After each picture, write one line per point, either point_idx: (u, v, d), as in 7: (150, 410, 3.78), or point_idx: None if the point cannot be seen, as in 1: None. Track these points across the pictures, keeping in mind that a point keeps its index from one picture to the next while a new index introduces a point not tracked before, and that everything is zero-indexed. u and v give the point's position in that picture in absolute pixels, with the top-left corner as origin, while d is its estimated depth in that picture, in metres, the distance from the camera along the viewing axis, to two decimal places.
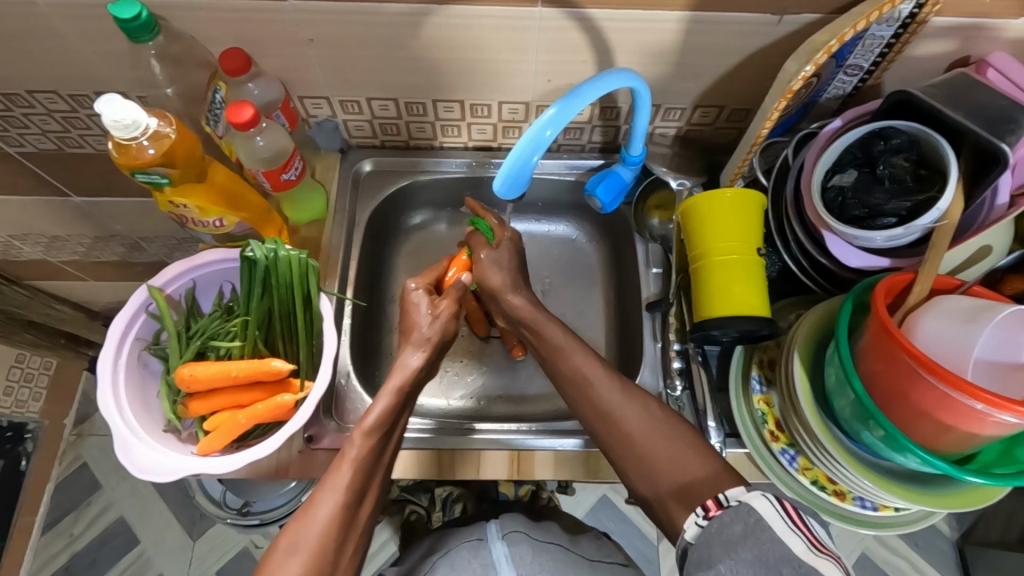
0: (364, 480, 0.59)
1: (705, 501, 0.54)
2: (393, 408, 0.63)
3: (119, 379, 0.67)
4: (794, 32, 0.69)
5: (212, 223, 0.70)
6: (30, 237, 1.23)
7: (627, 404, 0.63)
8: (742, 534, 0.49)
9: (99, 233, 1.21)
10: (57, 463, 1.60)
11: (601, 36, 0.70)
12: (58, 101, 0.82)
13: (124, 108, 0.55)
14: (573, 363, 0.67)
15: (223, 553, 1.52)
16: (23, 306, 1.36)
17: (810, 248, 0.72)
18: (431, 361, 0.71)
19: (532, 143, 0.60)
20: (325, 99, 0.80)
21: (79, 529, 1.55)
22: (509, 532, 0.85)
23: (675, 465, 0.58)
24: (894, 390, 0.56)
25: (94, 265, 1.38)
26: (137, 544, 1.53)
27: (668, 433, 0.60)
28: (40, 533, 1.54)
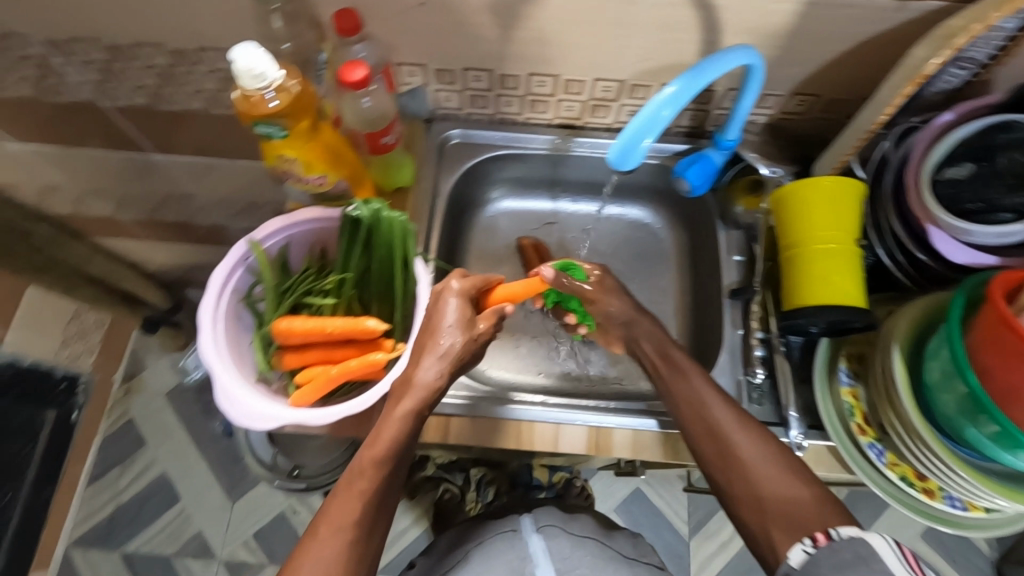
0: (366, 517, 0.58)
1: (813, 532, 0.55)
2: (400, 433, 0.61)
3: (218, 329, 0.69)
4: (914, 18, 0.67)
5: (313, 181, 0.71)
6: (102, 193, 1.27)
7: (739, 428, 0.64)
8: (852, 561, 0.51)
9: (170, 193, 1.24)
10: (106, 417, 1.65)
11: (714, 14, 0.69)
12: (160, 55, 0.83)
13: (258, 59, 0.56)
14: (692, 384, 0.68)
15: (261, 516, 1.56)
16: (86, 261, 1.40)
17: (908, 243, 0.71)
18: (453, 374, 0.66)
19: (647, 122, 0.60)
20: (421, 66, 0.81)
21: (124, 482, 1.60)
22: (544, 526, 0.90)
23: (782, 487, 0.59)
24: (1014, 386, 0.54)
25: (158, 225, 1.40)
26: (178, 501, 1.57)
27: (779, 461, 0.61)
28: (87, 483, 1.59)
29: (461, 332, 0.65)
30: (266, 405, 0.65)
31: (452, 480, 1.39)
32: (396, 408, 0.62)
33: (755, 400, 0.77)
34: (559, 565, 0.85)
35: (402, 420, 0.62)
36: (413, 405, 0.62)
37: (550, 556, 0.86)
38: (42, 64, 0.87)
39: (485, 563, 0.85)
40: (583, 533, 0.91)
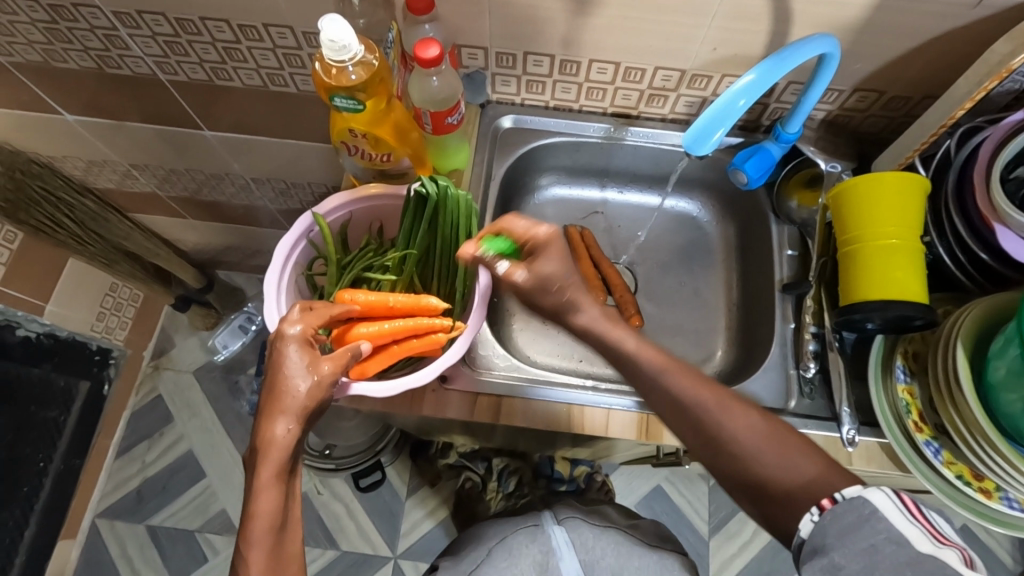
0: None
1: (817, 499, 0.50)
2: (270, 503, 0.54)
3: (281, 300, 0.70)
4: (991, 16, 0.67)
5: (380, 157, 0.73)
6: (148, 168, 1.28)
7: (722, 409, 0.58)
8: (857, 524, 0.47)
9: (214, 170, 1.26)
10: (135, 392, 1.67)
11: (785, 5, 0.69)
12: (225, 30, 0.85)
13: (342, 31, 0.56)
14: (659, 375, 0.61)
15: None
16: (124, 237, 1.43)
17: (971, 242, 0.71)
18: (308, 425, 0.58)
19: (723, 111, 0.61)
20: (484, 50, 0.82)
21: (152, 456, 1.62)
22: (566, 518, 0.89)
23: (782, 467, 0.54)
24: None
25: (199, 203, 1.42)
26: (204, 478, 1.60)
27: (780, 442, 0.55)
28: (115, 457, 1.62)
29: (314, 378, 0.57)
30: None
31: (473, 469, 1.37)
32: (272, 471, 0.54)
33: (806, 394, 0.77)
34: (583, 557, 0.85)
35: (275, 486, 0.54)
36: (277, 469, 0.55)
37: (574, 547, 0.85)
38: (107, 35, 0.89)
39: (509, 558, 0.85)
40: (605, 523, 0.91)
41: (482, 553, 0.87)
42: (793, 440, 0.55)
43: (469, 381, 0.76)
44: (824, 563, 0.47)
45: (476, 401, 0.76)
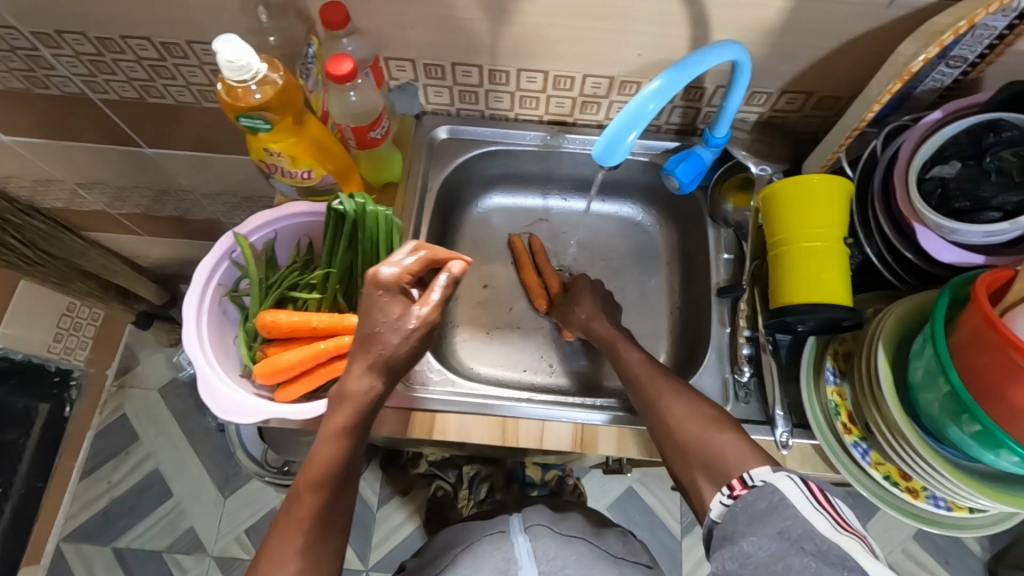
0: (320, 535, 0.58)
1: (731, 481, 0.58)
2: (334, 456, 0.59)
3: (202, 323, 0.68)
4: (905, 16, 0.67)
5: (299, 175, 0.71)
6: (95, 187, 1.26)
7: (671, 393, 0.67)
8: (766, 509, 0.52)
9: (162, 186, 1.24)
10: (99, 412, 1.64)
11: (701, 10, 0.69)
12: (148, 48, 0.83)
13: (239, 50, 0.55)
14: (622, 353, 0.75)
15: (255, 510, 1.55)
16: (80, 255, 1.39)
17: (895, 241, 0.71)
18: (390, 379, 0.61)
19: (631, 116, 0.60)
20: (411, 61, 0.81)
21: (118, 476, 1.59)
22: (532, 526, 0.88)
23: (701, 441, 0.62)
24: (993, 385, 0.54)
25: (153, 222, 1.41)
26: (171, 496, 1.57)
27: (702, 416, 0.64)
28: (79, 478, 1.58)
29: (415, 323, 0.59)
30: (251, 400, 0.65)
31: (444, 478, 1.36)
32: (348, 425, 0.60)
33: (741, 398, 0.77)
34: (543, 567, 0.83)
35: (350, 440, 0.60)
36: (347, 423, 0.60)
37: (534, 558, 0.83)
38: (30, 56, 0.87)
39: (472, 565, 0.83)
40: (571, 532, 0.89)
41: (447, 563, 0.86)
42: (711, 417, 0.64)
43: (401, 398, 0.76)
44: (734, 550, 0.52)
45: (410, 417, 0.75)
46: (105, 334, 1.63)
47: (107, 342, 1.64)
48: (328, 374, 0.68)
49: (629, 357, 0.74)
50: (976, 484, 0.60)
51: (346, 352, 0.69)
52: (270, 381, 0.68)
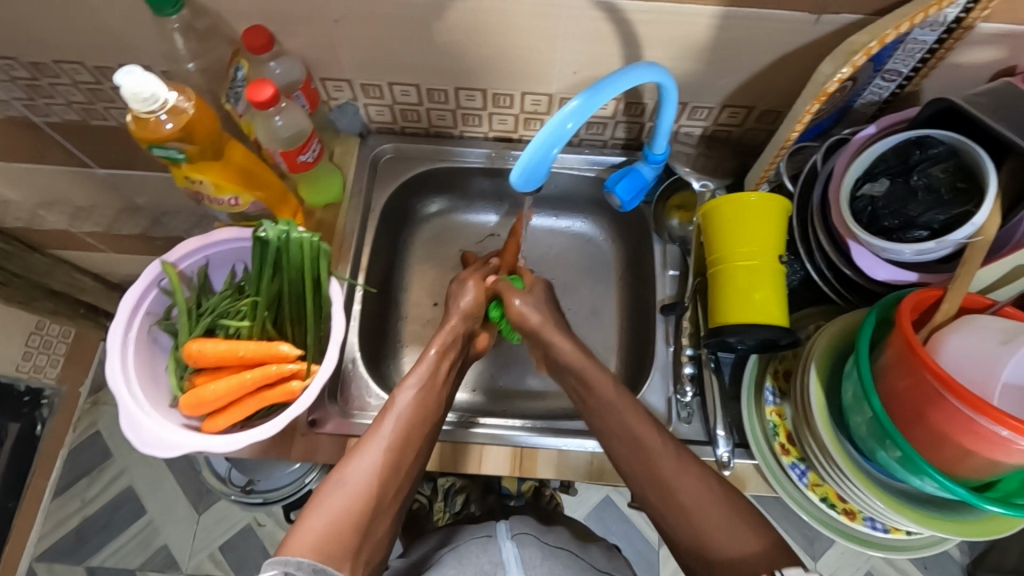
0: (392, 478, 0.60)
1: None
2: (417, 401, 0.65)
3: (128, 353, 0.67)
4: (834, 32, 0.66)
5: (227, 202, 0.70)
6: (55, 207, 1.21)
7: (678, 470, 0.59)
8: None
9: (123, 205, 1.21)
10: (72, 428, 1.60)
11: (630, 28, 0.68)
12: (83, 72, 0.82)
13: (144, 81, 0.54)
14: (601, 392, 0.66)
15: (228, 526, 1.52)
16: (46, 274, 1.33)
17: (834, 258, 0.70)
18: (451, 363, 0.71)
19: (551, 136, 0.57)
20: (347, 81, 0.80)
21: (90, 495, 1.56)
22: (519, 534, 0.82)
23: (731, 541, 0.54)
24: (916, 410, 0.54)
25: (119, 240, 1.32)
26: (144, 513, 1.54)
27: (709, 486, 0.57)
28: (52, 497, 1.55)
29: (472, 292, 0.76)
30: (174, 433, 0.65)
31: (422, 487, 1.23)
32: (432, 381, 0.68)
33: (683, 419, 0.76)
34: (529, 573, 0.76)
35: (434, 395, 0.67)
36: (433, 379, 0.68)
37: (522, 563, 0.77)
38: None
39: (458, 567, 0.77)
40: (556, 543, 0.84)
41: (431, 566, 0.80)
42: (725, 494, 0.57)
43: (338, 423, 0.74)
44: None
45: (347, 443, 0.74)
46: (80, 351, 1.60)
47: (81, 359, 1.60)
48: (256, 405, 0.68)
49: (606, 393, 0.66)
50: (905, 508, 0.60)
51: (274, 382, 0.69)
52: (194, 413, 0.68)
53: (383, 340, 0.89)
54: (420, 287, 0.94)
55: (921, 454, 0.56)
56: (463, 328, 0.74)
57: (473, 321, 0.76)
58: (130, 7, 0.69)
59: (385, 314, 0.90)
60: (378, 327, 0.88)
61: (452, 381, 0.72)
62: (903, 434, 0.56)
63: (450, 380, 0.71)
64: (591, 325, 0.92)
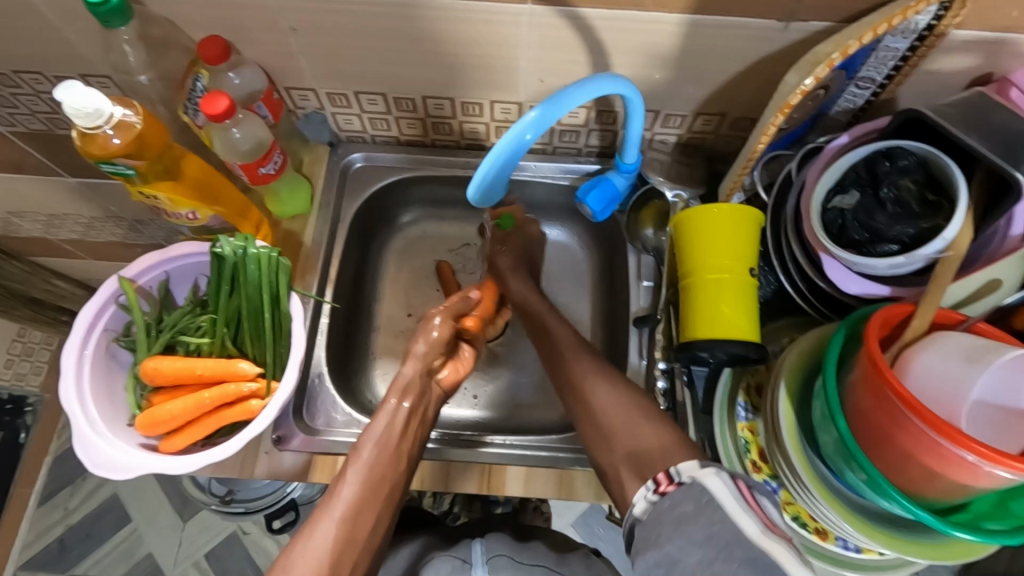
0: (349, 552, 0.55)
1: (657, 475, 0.51)
2: (379, 461, 0.60)
3: (84, 371, 0.66)
4: (803, 39, 0.64)
5: (185, 216, 0.69)
6: (27, 215, 1.14)
7: (595, 378, 0.65)
8: (692, 512, 0.45)
9: (101, 213, 1.13)
10: (56, 437, 1.54)
11: (595, 36, 0.66)
12: (43, 82, 0.79)
13: (87, 96, 0.53)
14: (590, 395, 0.64)
15: (213, 536, 1.45)
16: (24, 282, 1.29)
17: (807, 270, 0.68)
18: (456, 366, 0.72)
19: (511, 145, 0.54)
20: (312, 90, 0.78)
21: (74, 503, 1.49)
22: (493, 557, 0.75)
23: (631, 435, 0.57)
24: (882, 430, 0.53)
25: (96, 247, 1.28)
26: (129, 522, 1.47)
27: (637, 417, 0.59)
28: (37, 505, 1.49)
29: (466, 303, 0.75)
30: (127, 454, 0.63)
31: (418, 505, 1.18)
32: (396, 443, 0.62)
33: None
34: None
35: (399, 458, 0.61)
36: (396, 440, 0.62)
37: None
38: None
39: None
40: (534, 562, 0.77)
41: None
42: (648, 414, 0.59)
43: (304, 440, 0.73)
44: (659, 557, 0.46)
45: (312, 461, 0.72)
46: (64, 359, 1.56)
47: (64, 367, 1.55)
48: (213, 425, 0.66)
49: (604, 406, 0.62)
50: (872, 528, 0.59)
51: (233, 401, 0.67)
52: (151, 433, 0.66)
53: (353, 352, 0.87)
54: (393, 298, 0.92)
55: (887, 476, 0.54)
56: (430, 365, 0.68)
57: (431, 356, 0.67)
58: (85, 18, 0.67)
59: (357, 326, 0.88)
60: (348, 341, 0.86)
61: (420, 442, 0.66)
62: (870, 457, 0.55)
63: (419, 441, 0.65)
64: None
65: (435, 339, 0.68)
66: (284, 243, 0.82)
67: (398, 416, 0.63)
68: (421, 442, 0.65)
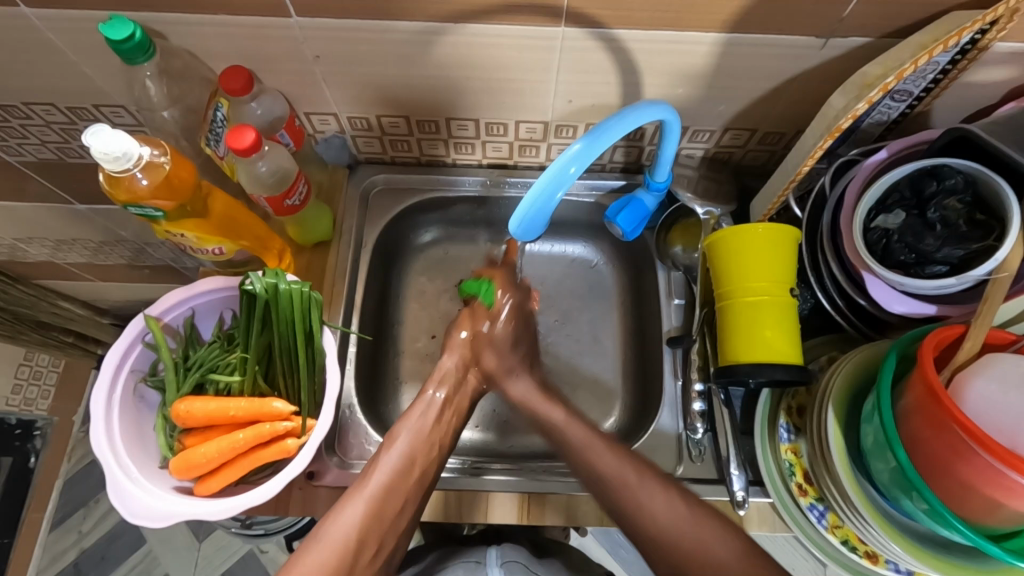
0: (376, 533, 0.57)
1: None
2: (413, 448, 0.63)
3: (113, 416, 0.64)
4: (841, 55, 0.63)
5: (211, 251, 0.69)
6: (35, 241, 1.06)
7: (605, 449, 0.62)
8: None
9: (107, 238, 1.06)
10: (67, 459, 1.44)
11: (628, 57, 0.65)
12: (55, 112, 0.76)
13: (112, 140, 0.53)
14: None
15: (232, 552, 1.36)
16: (30, 307, 1.17)
17: (847, 288, 0.66)
18: (461, 390, 0.71)
19: (553, 180, 0.53)
20: (333, 115, 0.76)
21: (89, 526, 1.39)
22: (508, 561, 0.73)
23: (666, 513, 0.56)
24: (941, 460, 0.52)
25: (106, 270, 1.19)
26: (143, 543, 1.37)
27: (663, 490, 0.58)
28: (48, 531, 1.39)
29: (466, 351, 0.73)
30: (163, 501, 0.61)
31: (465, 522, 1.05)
32: (429, 432, 0.65)
33: (694, 457, 0.73)
34: None
35: (430, 447, 0.64)
36: (428, 428, 0.65)
37: None
38: None
39: None
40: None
41: None
42: (671, 489, 0.58)
43: (338, 475, 0.71)
44: None
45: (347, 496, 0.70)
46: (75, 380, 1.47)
47: (75, 390, 1.46)
48: (249, 465, 0.65)
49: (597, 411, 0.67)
50: (930, 556, 0.57)
51: (267, 440, 0.66)
52: (186, 476, 0.65)
53: (377, 379, 0.84)
54: (416, 320, 0.90)
55: (947, 506, 0.53)
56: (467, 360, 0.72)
57: (470, 351, 0.73)
58: (103, 52, 0.65)
59: (382, 352, 0.87)
60: (373, 368, 0.84)
61: (454, 434, 0.69)
62: (930, 485, 0.54)
63: (454, 430, 0.69)
64: (595, 355, 0.89)
65: (466, 335, 0.73)
66: (308, 271, 0.81)
67: (433, 407, 0.67)
68: (455, 433, 0.69)
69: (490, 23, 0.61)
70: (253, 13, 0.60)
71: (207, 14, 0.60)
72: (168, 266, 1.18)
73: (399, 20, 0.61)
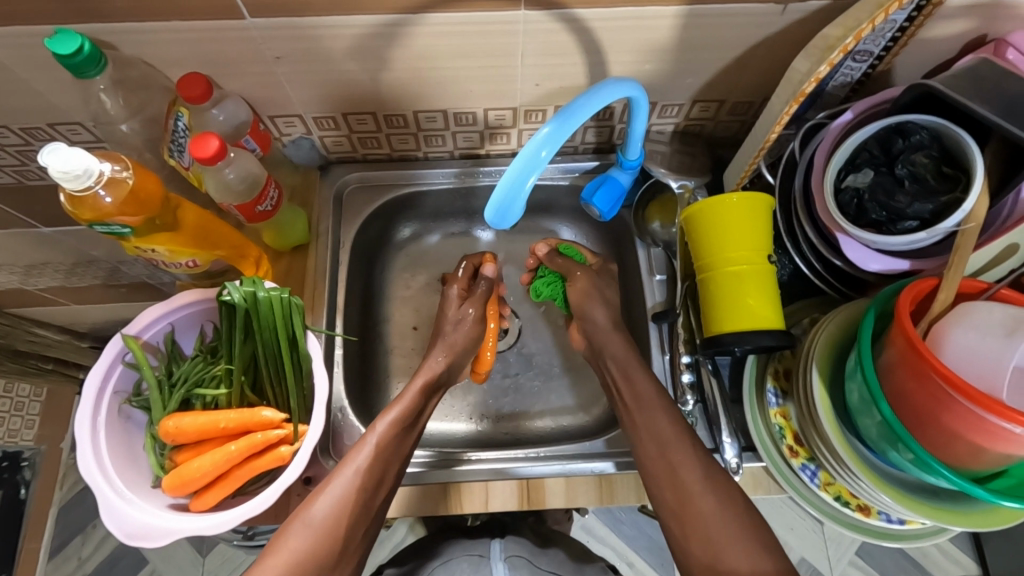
0: (350, 519, 0.59)
1: None
2: (395, 432, 0.64)
3: (99, 438, 0.63)
4: (801, 19, 0.64)
5: (185, 263, 0.69)
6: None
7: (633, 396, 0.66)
8: None
9: (77, 259, 1.02)
10: (59, 486, 1.38)
11: (592, 36, 0.65)
12: (8, 134, 0.73)
13: (72, 159, 0.52)
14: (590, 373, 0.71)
15: (238, 564, 1.33)
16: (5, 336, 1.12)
17: (822, 249, 0.67)
18: (453, 368, 0.76)
19: (526, 165, 0.52)
20: (298, 116, 0.75)
21: (88, 551, 1.36)
22: (512, 556, 0.75)
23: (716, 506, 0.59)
24: (925, 410, 0.54)
25: (81, 292, 1.15)
26: (147, 562, 1.34)
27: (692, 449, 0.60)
28: (47, 559, 1.34)
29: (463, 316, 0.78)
30: (161, 518, 0.61)
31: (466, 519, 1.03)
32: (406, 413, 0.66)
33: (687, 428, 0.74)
34: None
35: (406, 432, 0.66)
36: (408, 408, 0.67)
37: None
38: None
39: None
40: (551, 569, 0.76)
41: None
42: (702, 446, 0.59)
43: None
44: None
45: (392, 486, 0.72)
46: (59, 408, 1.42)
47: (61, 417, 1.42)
48: (245, 475, 0.65)
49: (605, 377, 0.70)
50: (919, 503, 0.59)
51: (260, 450, 0.66)
52: (181, 492, 0.65)
53: (368, 378, 0.84)
54: (402, 316, 0.90)
55: (933, 454, 0.55)
56: (457, 352, 0.76)
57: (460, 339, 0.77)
58: (53, 68, 0.63)
59: (371, 350, 0.86)
60: (363, 370, 0.84)
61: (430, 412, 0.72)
62: (915, 436, 0.56)
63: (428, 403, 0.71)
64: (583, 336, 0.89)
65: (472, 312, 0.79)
66: (288, 277, 0.80)
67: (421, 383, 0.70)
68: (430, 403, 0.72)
69: (451, 11, 0.60)
70: (207, 16, 0.58)
71: (158, 21, 0.58)
72: (144, 283, 1.14)
73: (359, 13, 0.59)
